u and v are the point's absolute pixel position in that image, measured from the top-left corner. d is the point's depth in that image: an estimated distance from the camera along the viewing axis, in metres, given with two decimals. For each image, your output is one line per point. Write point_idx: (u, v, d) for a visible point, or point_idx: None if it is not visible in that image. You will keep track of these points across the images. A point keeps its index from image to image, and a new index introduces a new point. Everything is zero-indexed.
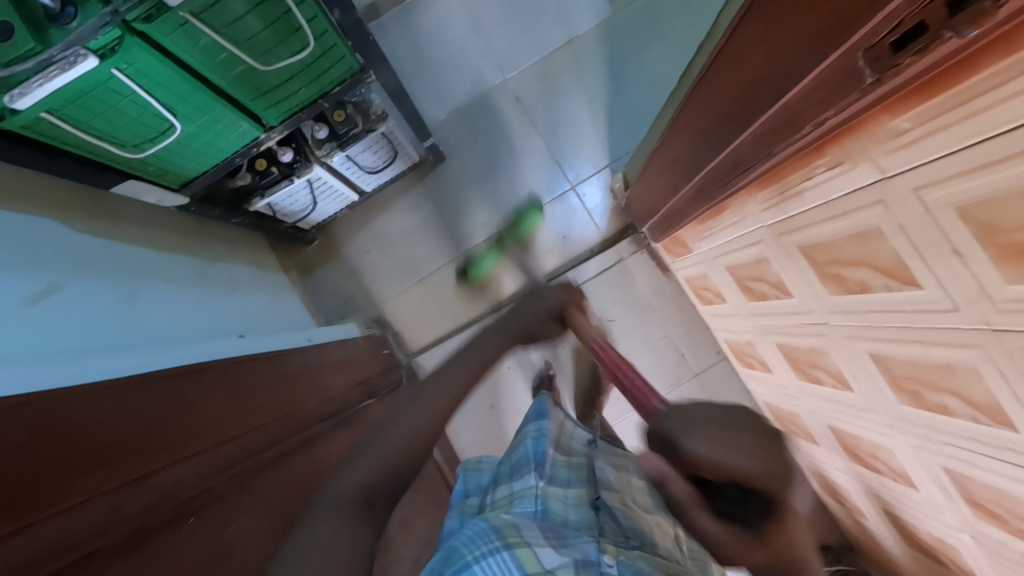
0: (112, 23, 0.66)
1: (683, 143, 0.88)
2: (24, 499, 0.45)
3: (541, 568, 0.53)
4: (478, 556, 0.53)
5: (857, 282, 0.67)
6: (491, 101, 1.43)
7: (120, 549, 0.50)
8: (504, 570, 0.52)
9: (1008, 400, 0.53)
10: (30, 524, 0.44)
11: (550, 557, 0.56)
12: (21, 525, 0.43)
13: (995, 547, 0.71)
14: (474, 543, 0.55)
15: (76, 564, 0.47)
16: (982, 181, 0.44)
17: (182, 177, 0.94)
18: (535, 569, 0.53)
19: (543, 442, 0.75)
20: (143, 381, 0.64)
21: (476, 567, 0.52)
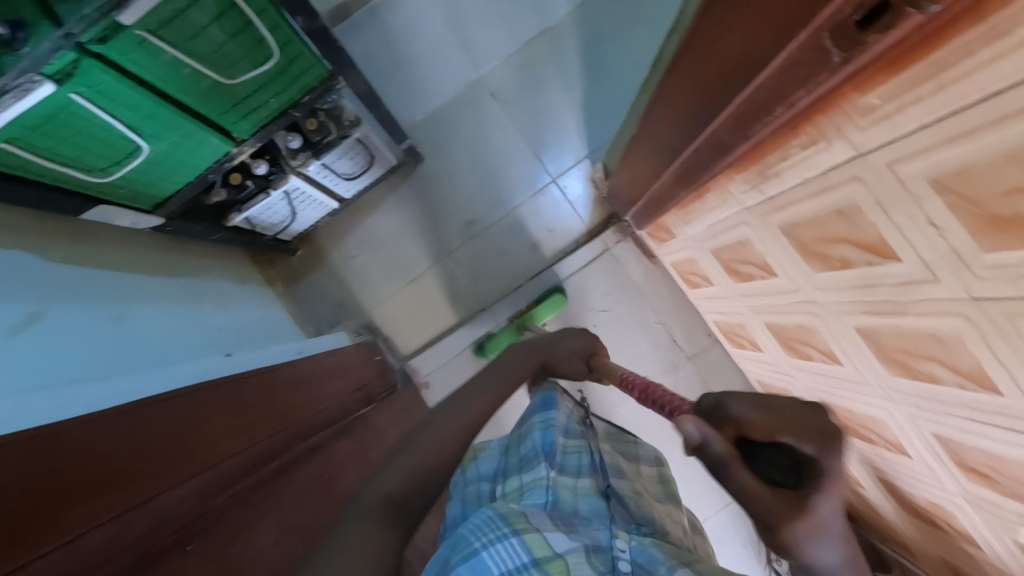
0: (65, 47, 0.63)
1: (662, 129, 0.88)
2: (22, 535, 0.43)
3: (550, 551, 0.56)
4: (486, 542, 0.54)
5: (840, 259, 0.67)
6: (467, 98, 1.41)
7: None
8: (512, 555, 0.54)
9: (992, 367, 0.55)
10: (27, 563, 0.43)
11: (560, 541, 0.57)
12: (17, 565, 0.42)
13: (987, 507, 0.73)
14: (481, 530, 0.56)
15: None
16: (954, 153, 0.44)
17: (155, 198, 0.93)
18: (545, 552, 0.55)
19: (553, 432, 0.71)
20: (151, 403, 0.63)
21: (484, 554, 0.54)
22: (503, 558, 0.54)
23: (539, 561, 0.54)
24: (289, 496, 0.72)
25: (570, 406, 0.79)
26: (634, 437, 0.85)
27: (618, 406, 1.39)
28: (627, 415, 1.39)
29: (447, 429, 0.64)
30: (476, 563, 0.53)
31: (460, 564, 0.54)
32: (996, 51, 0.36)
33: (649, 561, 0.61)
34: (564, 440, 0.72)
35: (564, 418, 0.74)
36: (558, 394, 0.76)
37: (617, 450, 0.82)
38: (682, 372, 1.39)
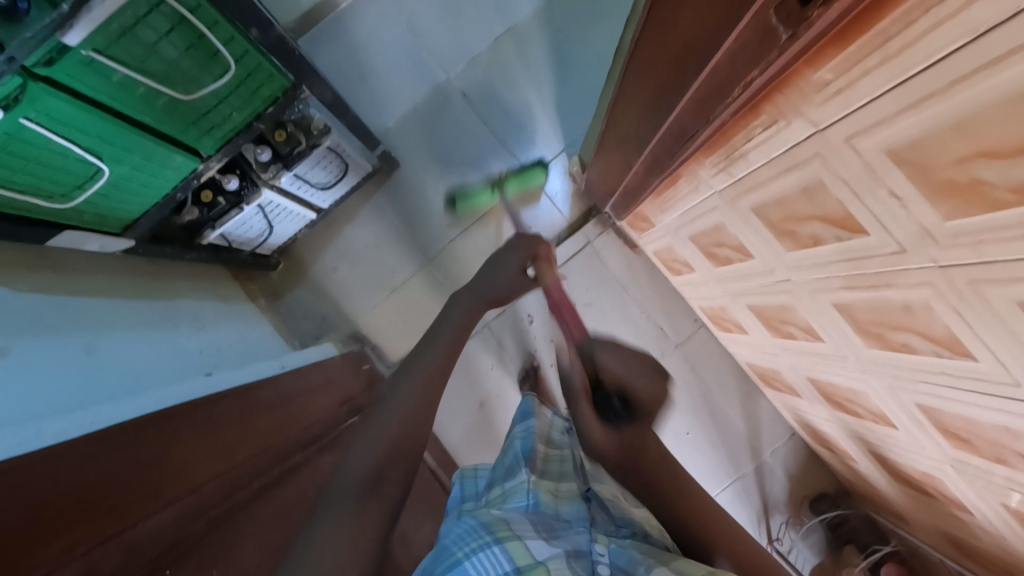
0: (10, 72, 0.62)
1: (628, 118, 0.88)
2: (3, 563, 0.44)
3: (531, 559, 0.55)
4: (469, 552, 0.54)
5: (809, 236, 0.68)
6: (438, 100, 1.41)
7: None
8: (495, 563, 0.53)
9: (964, 332, 0.55)
10: None
11: (541, 549, 0.56)
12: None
13: (975, 472, 0.73)
14: (464, 539, 0.55)
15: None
16: (905, 124, 0.44)
17: (123, 220, 0.92)
18: (525, 561, 0.54)
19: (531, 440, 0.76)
20: (128, 429, 0.63)
21: (467, 563, 0.53)
22: (485, 567, 0.53)
23: (522, 570, 0.53)
24: (267, 516, 0.71)
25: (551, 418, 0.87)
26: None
27: None
28: None
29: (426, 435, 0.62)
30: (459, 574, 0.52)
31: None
32: (935, 17, 0.36)
33: (629, 563, 0.60)
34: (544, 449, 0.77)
35: (543, 429, 0.81)
36: (535, 405, 0.86)
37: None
38: (670, 360, 1.40)
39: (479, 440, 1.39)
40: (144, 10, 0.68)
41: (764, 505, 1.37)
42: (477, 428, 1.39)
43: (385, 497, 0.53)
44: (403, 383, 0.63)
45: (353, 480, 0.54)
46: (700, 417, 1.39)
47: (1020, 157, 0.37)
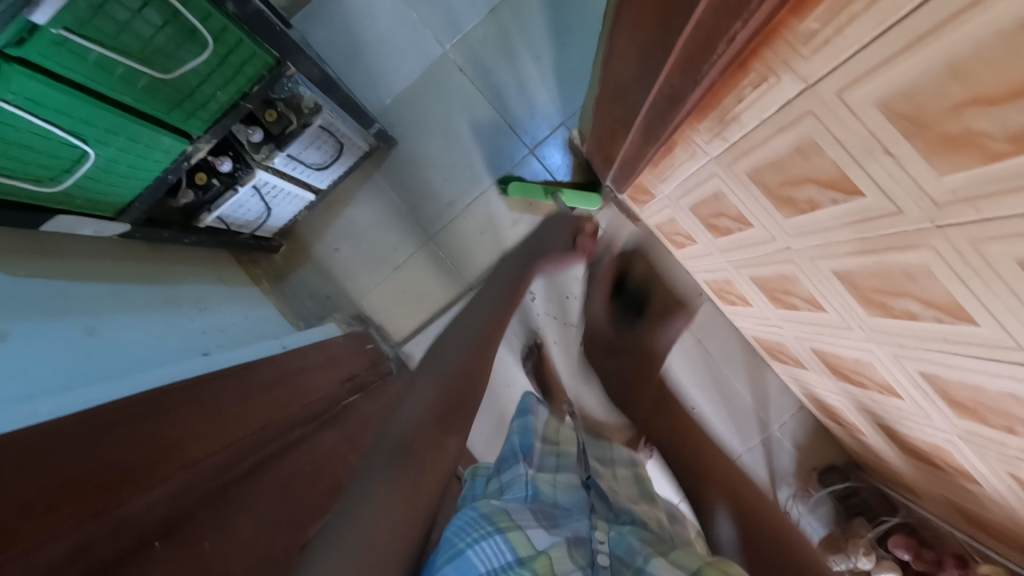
0: None
1: (620, 82, 0.84)
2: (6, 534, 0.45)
3: (532, 549, 0.54)
4: (470, 542, 0.53)
5: (806, 201, 0.65)
6: (434, 75, 1.37)
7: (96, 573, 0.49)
8: (497, 552, 0.53)
9: (964, 296, 0.53)
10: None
11: (542, 538, 0.56)
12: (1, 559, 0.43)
13: (985, 442, 0.71)
14: (465, 530, 0.55)
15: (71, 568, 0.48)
16: (896, 73, 0.42)
17: (116, 204, 0.93)
18: (527, 550, 0.53)
19: (529, 435, 0.76)
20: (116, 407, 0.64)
21: (469, 552, 0.53)
22: (488, 555, 0.53)
23: (525, 560, 0.53)
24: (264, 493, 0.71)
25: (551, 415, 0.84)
26: (607, 441, 0.82)
27: None
28: None
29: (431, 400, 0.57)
30: (462, 561, 0.52)
31: (446, 566, 0.52)
32: None
33: (627, 551, 0.57)
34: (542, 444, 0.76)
35: (541, 427, 0.80)
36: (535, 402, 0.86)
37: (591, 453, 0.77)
38: None
39: (485, 415, 1.40)
40: None
41: (773, 478, 1.36)
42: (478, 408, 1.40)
43: (434, 452, 0.52)
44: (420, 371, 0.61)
45: (401, 435, 0.52)
46: (706, 391, 1.38)
47: (1015, 101, 0.35)
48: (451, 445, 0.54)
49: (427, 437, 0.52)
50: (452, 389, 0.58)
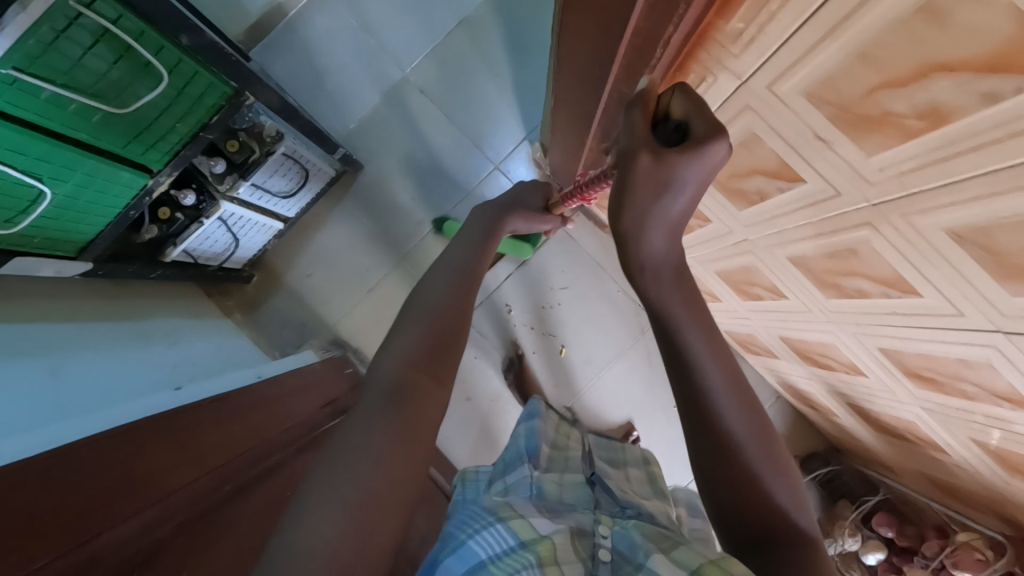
0: None
1: (573, 92, 0.88)
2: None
3: (535, 533, 0.54)
4: (472, 533, 0.54)
5: (755, 191, 0.69)
6: (396, 99, 1.39)
7: None
8: (499, 538, 0.53)
9: (906, 268, 0.56)
10: None
11: (545, 525, 0.56)
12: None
13: (946, 410, 0.74)
14: (468, 524, 0.56)
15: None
16: (815, 63, 0.45)
17: (76, 242, 0.91)
18: (531, 536, 0.53)
19: (536, 438, 0.78)
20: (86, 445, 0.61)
21: (471, 543, 0.53)
22: (489, 543, 0.52)
23: (527, 544, 0.52)
24: (241, 517, 0.71)
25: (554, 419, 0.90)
26: (621, 444, 0.91)
27: (594, 378, 1.40)
28: (602, 388, 1.41)
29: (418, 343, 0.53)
30: (463, 551, 0.52)
31: (450, 557, 0.53)
32: None
33: (629, 546, 0.57)
34: (549, 447, 0.80)
35: (547, 429, 0.83)
36: (540, 408, 0.88)
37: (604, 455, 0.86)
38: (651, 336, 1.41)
39: (470, 432, 1.39)
40: (63, 23, 0.67)
41: None
42: (463, 424, 1.40)
43: (426, 397, 0.49)
44: (406, 317, 0.56)
45: (391, 380, 0.49)
46: None
47: (920, 79, 0.38)
48: (438, 402, 0.50)
49: (421, 383, 0.50)
50: (439, 337, 0.54)
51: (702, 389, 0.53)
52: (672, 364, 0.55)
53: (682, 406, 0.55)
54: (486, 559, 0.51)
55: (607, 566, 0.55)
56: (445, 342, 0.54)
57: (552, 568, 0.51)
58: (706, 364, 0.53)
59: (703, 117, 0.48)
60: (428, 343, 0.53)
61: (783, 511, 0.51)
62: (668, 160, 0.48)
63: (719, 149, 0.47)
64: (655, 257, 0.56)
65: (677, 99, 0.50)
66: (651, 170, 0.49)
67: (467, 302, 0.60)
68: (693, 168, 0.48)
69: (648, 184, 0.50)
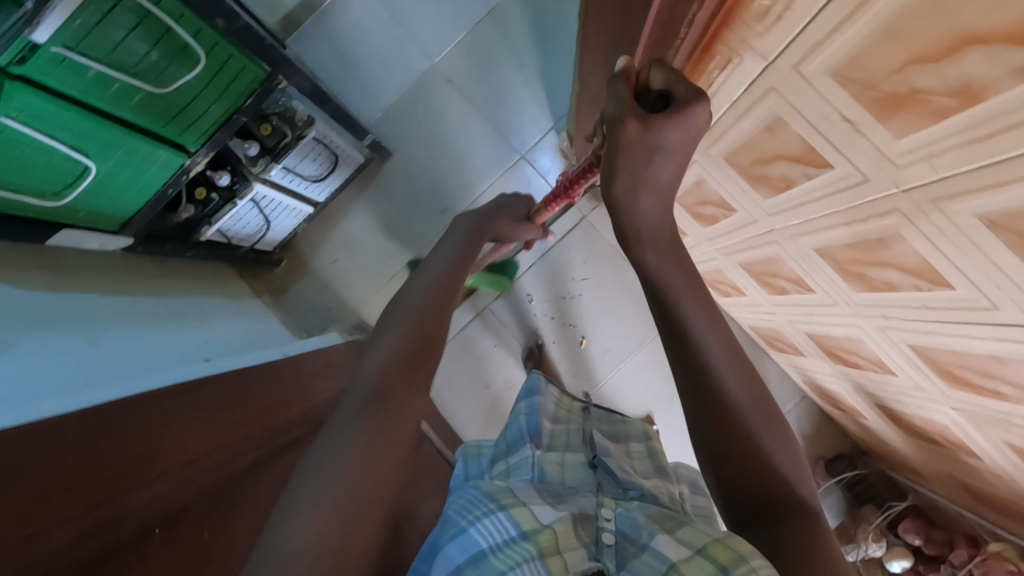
0: None
1: (598, 77, 0.88)
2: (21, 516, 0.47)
3: (536, 523, 0.53)
4: (473, 519, 0.53)
5: (780, 178, 0.67)
6: (424, 88, 1.40)
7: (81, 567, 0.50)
8: (500, 529, 0.52)
9: (936, 258, 0.54)
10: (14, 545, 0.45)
11: (547, 514, 0.55)
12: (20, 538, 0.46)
13: (978, 411, 0.71)
14: (468, 509, 0.54)
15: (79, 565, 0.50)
16: (843, 39, 0.44)
17: (118, 218, 0.96)
18: (532, 525, 0.53)
19: (536, 416, 0.79)
20: (117, 407, 0.65)
21: (472, 530, 0.52)
22: (491, 532, 0.51)
23: (529, 534, 0.52)
24: (259, 490, 0.73)
25: (557, 395, 0.91)
26: (622, 417, 0.91)
27: (613, 370, 1.40)
28: (620, 380, 1.40)
29: (400, 340, 0.53)
30: (464, 539, 0.51)
31: (449, 544, 0.52)
32: None
33: (633, 528, 0.56)
34: (549, 424, 0.80)
35: (549, 405, 0.85)
36: (541, 382, 0.90)
37: (605, 432, 0.87)
38: None
39: (487, 419, 1.41)
40: (107, 5, 0.70)
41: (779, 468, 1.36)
42: (482, 411, 1.41)
43: (412, 399, 0.49)
44: (394, 317, 0.57)
45: (374, 383, 0.48)
46: None
47: (952, 55, 0.37)
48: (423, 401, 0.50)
49: (400, 383, 0.49)
50: (423, 337, 0.54)
51: (705, 364, 0.53)
52: (670, 340, 0.55)
53: (680, 373, 0.55)
54: (487, 548, 0.50)
55: (611, 549, 0.54)
56: (429, 343, 0.54)
57: (554, 559, 0.50)
58: (706, 337, 0.53)
59: (684, 83, 0.49)
60: (406, 354, 0.52)
61: (784, 479, 0.51)
62: (657, 126, 0.49)
63: (700, 111, 0.48)
64: (670, 242, 0.56)
65: (657, 72, 0.51)
66: (639, 136, 0.49)
67: (451, 302, 0.61)
68: (679, 131, 0.49)
69: (638, 152, 0.51)
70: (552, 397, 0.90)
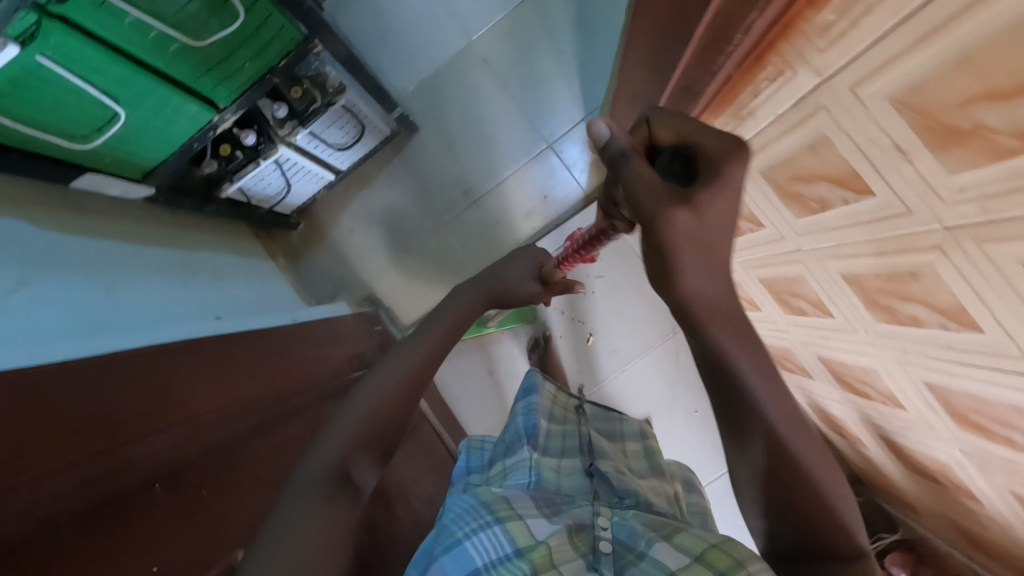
0: (23, 7, 0.65)
1: (639, 75, 0.86)
2: (23, 461, 0.48)
3: (531, 539, 0.54)
4: (468, 532, 0.53)
5: (816, 199, 0.65)
6: (458, 66, 1.38)
7: (82, 514, 0.49)
8: (495, 545, 0.52)
9: (971, 301, 0.52)
10: (14, 488, 0.46)
11: (541, 529, 0.56)
12: (19, 482, 0.47)
13: (987, 457, 0.69)
14: (464, 520, 0.55)
15: (86, 513, 0.50)
16: (910, 65, 0.42)
17: (143, 167, 0.96)
18: (526, 541, 0.53)
19: (534, 415, 0.79)
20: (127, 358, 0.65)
21: (467, 543, 0.52)
22: (485, 548, 0.52)
23: (523, 551, 0.52)
24: (265, 452, 0.73)
25: (554, 392, 0.91)
26: (620, 416, 0.93)
27: (617, 371, 1.39)
28: (625, 380, 1.39)
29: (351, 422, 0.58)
30: (459, 553, 0.51)
31: (442, 556, 0.52)
32: None
33: (630, 536, 0.57)
34: (546, 424, 0.81)
35: (546, 404, 0.85)
36: (540, 380, 0.89)
37: (601, 430, 0.88)
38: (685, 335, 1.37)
39: (486, 405, 1.41)
40: None
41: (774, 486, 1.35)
42: (482, 395, 1.42)
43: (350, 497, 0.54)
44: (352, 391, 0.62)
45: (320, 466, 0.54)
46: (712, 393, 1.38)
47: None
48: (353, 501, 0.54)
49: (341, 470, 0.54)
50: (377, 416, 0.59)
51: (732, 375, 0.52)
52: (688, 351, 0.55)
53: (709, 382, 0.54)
54: (481, 566, 0.50)
55: (608, 557, 0.54)
56: (384, 427, 0.59)
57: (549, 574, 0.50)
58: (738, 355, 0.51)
59: (709, 135, 0.48)
60: (364, 427, 0.57)
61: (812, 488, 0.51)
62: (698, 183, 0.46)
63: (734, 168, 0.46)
64: None
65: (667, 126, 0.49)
66: (678, 213, 0.47)
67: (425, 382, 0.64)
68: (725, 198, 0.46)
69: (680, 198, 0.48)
70: (548, 395, 0.89)
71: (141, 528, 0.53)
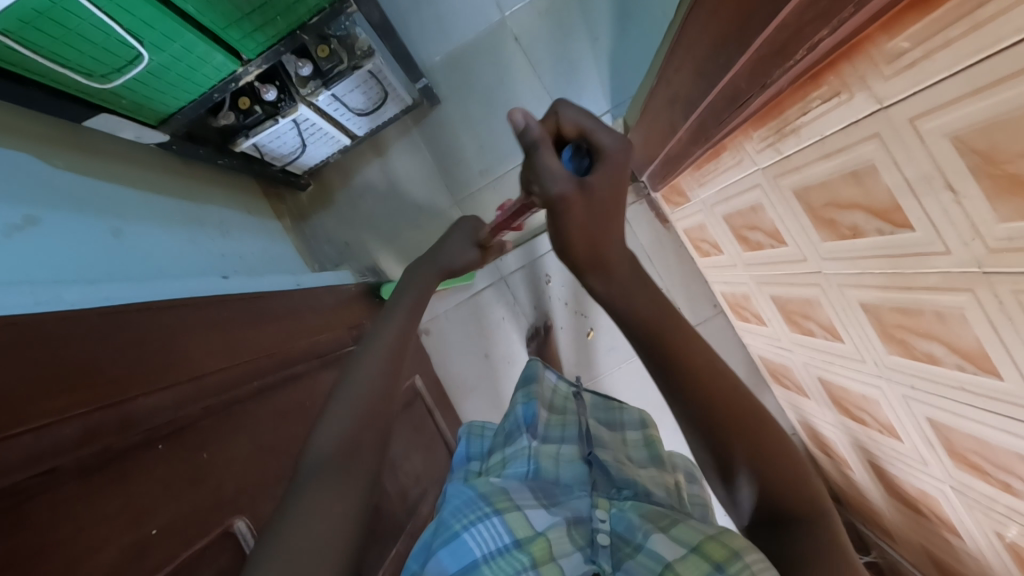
0: None
1: (683, 75, 0.84)
2: (25, 409, 0.47)
3: (530, 531, 0.54)
4: (466, 525, 0.53)
5: (850, 226, 0.64)
6: (489, 41, 1.34)
7: (84, 470, 0.48)
8: (494, 536, 0.52)
9: (996, 349, 0.52)
10: (19, 433, 0.44)
11: (541, 520, 0.56)
12: (25, 429, 0.45)
13: (976, 497, 0.70)
14: (463, 512, 0.55)
15: (87, 467, 0.49)
16: (979, 107, 0.40)
17: (159, 113, 0.93)
18: (525, 531, 0.53)
19: (533, 404, 0.79)
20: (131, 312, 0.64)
21: (465, 536, 0.52)
22: (483, 539, 0.52)
23: (522, 542, 0.52)
24: (258, 417, 0.72)
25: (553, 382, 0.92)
26: (620, 404, 0.91)
27: (614, 367, 1.39)
28: (621, 378, 1.40)
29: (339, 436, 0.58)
30: (457, 546, 0.52)
31: (441, 549, 0.53)
32: None
33: (628, 529, 0.57)
34: (546, 414, 0.80)
35: (545, 393, 0.86)
36: (539, 369, 0.90)
37: (600, 419, 0.87)
38: None
39: (480, 387, 1.42)
40: None
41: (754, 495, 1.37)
42: (477, 377, 1.42)
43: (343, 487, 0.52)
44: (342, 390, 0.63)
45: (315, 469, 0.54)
46: None
47: None
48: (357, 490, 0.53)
49: (338, 469, 0.54)
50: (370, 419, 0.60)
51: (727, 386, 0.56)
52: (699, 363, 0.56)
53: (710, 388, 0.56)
54: (480, 558, 0.50)
55: (607, 550, 0.55)
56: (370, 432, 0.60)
57: (546, 566, 0.50)
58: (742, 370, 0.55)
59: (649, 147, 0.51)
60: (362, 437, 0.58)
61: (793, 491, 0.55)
62: None
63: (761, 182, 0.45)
64: None
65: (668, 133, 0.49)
66: None
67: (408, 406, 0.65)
68: None
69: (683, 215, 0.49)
70: (549, 385, 0.90)
71: (137, 485, 0.52)
